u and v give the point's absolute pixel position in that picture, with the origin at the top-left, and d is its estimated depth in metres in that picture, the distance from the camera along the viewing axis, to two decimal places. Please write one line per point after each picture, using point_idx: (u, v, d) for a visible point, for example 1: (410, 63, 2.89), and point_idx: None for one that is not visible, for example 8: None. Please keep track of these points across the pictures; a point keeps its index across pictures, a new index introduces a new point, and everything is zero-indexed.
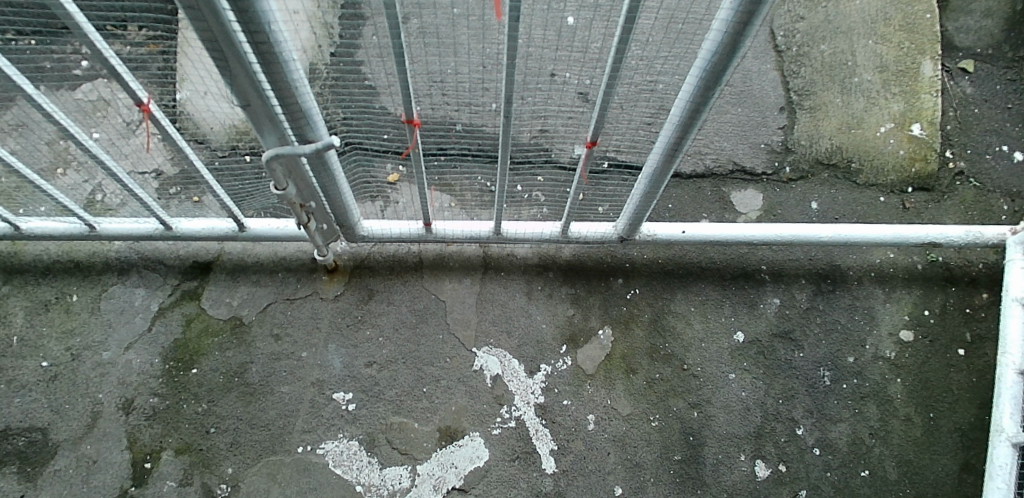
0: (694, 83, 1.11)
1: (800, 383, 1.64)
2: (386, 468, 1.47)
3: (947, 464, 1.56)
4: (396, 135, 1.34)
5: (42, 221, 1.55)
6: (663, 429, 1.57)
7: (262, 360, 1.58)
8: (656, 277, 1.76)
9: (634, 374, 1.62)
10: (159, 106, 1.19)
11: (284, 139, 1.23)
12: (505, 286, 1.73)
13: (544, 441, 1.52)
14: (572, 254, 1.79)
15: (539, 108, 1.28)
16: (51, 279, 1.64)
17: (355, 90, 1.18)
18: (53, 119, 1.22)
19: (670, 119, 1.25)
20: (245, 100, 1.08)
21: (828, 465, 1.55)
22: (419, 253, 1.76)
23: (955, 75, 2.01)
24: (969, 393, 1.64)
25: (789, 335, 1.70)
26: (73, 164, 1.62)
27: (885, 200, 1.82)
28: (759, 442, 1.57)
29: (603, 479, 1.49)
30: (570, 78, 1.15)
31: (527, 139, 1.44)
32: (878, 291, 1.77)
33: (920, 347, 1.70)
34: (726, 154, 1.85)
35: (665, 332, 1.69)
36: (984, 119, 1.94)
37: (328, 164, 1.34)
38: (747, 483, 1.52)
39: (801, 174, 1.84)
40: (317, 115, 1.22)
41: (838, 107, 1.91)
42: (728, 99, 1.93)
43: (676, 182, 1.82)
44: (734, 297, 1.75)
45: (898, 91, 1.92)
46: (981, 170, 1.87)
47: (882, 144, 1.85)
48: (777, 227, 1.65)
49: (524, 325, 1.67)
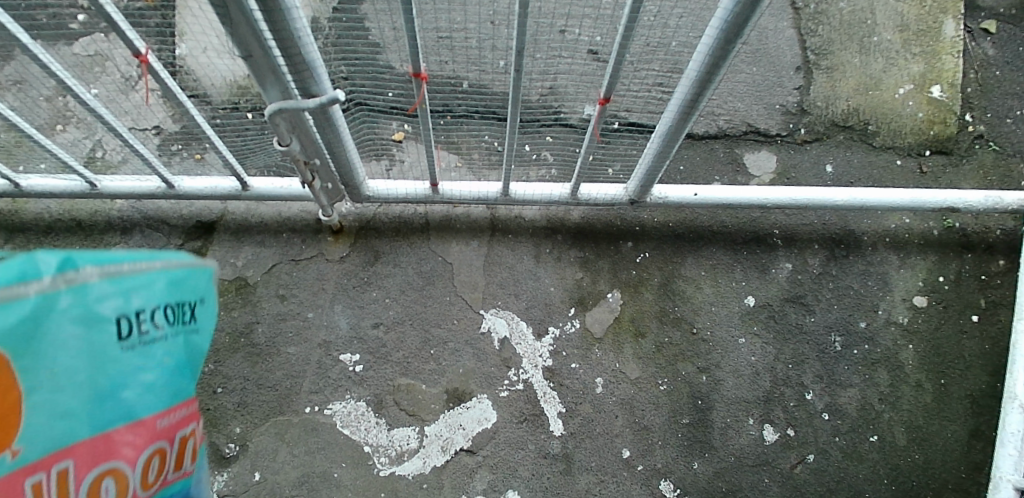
0: (714, 36, 1.06)
1: (811, 349, 1.63)
2: (395, 429, 1.47)
3: (957, 430, 1.56)
4: (402, 93, 1.27)
5: (44, 178, 1.54)
6: (672, 393, 1.56)
7: (269, 320, 1.57)
8: (667, 240, 1.72)
9: (643, 337, 1.61)
10: (158, 59, 1.14)
11: (287, 92, 1.18)
12: (513, 249, 1.70)
13: (552, 404, 1.52)
14: (581, 217, 1.74)
15: (550, 68, 1.22)
16: (54, 237, 1.62)
17: (360, 48, 1.15)
18: (51, 70, 1.21)
19: (685, 75, 1.20)
20: (246, 50, 1.04)
21: (836, 430, 1.55)
22: (426, 215, 1.73)
23: (977, 35, 1.94)
24: (981, 360, 1.63)
25: (800, 300, 1.67)
26: (73, 121, 1.57)
27: (901, 164, 1.78)
28: (768, 407, 1.56)
29: (611, 442, 1.50)
30: (581, 34, 1.11)
31: (535, 98, 1.34)
32: (893, 256, 1.73)
33: (934, 312, 1.67)
34: (740, 115, 1.80)
35: (675, 295, 1.66)
36: (1005, 81, 1.88)
37: (331, 119, 1.31)
38: (754, 446, 1.52)
39: (816, 136, 1.80)
40: (321, 68, 1.17)
41: (856, 68, 1.86)
42: (744, 57, 1.86)
43: (688, 143, 1.78)
44: (746, 261, 1.71)
45: (917, 52, 1.87)
46: (1001, 134, 1.82)
47: (900, 106, 1.82)
48: (789, 190, 1.62)
49: (532, 288, 1.65)
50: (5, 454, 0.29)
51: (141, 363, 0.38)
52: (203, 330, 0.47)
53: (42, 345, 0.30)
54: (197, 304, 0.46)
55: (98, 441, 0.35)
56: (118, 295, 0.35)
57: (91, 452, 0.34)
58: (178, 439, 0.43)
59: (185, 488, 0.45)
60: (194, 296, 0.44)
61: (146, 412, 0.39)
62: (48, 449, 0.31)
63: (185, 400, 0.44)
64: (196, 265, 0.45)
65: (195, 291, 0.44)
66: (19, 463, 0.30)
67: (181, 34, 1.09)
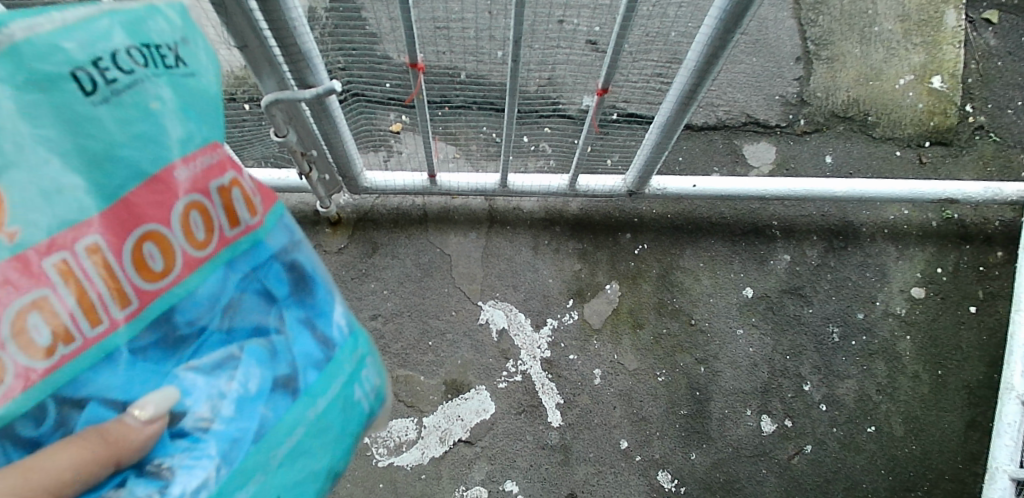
0: (713, 26, 1.05)
1: (809, 340, 1.63)
2: (393, 421, 1.47)
3: (954, 420, 1.56)
4: (399, 84, 1.26)
5: None
6: (670, 384, 1.56)
7: None
8: (665, 231, 1.72)
9: (641, 328, 1.61)
10: None
11: (283, 84, 1.17)
12: (512, 241, 1.69)
13: (550, 395, 1.52)
14: (580, 208, 1.74)
15: (548, 57, 1.22)
16: None
17: (357, 38, 1.15)
18: None
19: (684, 66, 1.18)
20: (242, 41, 1.02)
21: (834, 421, 1.55)
22: (424, 206, 1.72)
23: (979, 26, 1.93)
24: (979, 351, 1.63)
25: (798, 292, 1.67)
26: None
27: (901, 155, 1.77)
28: (766, 398, 1.57)
29: (609, 432, 1.50)
30: (579, 24, 1.13)
31: (532, 89, 1.35)
32: (891, 248, 1.73)
33: (932, 304, 1.67)
34: (739, 105, 1.79)
35: (673, 287, 1.66)
36: (1006, 72, 1.87)
37: (328, 109, 1.30)
38: (751, 437, 1.53)
39: (815, 127, 1.79)
40: (317, 59, 1.16)
41: (857, 58, 1.85)
42: (743, 48, 1.85)
43: (687, 135, 1.77)
44: (745, 253, 1.71)
45: (918, 42, 1.86)
46: (1002, 125, 1.81)
47: (900, 96, 1.81)
48: (788, 181, 1.62)
49: (530, 280, 1.64)
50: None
51: (122, 122, 0.44)
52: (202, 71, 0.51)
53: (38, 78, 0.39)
54: (181, 46, 0.49)
55: (117, 202, 0.44)
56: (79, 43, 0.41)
57: (136, 203, 0.45)
58: (216, 189, 0.51)
59: (261, 242, 0.56)
60: (143, 36, 0.45)
61: (158, 165, 0.46)
62: (64, 224, 0.40)
63: (202, 142, 0.50)
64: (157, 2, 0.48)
65: (160, 31, 0.47)
66: (19, 243, 0.37)
67: None
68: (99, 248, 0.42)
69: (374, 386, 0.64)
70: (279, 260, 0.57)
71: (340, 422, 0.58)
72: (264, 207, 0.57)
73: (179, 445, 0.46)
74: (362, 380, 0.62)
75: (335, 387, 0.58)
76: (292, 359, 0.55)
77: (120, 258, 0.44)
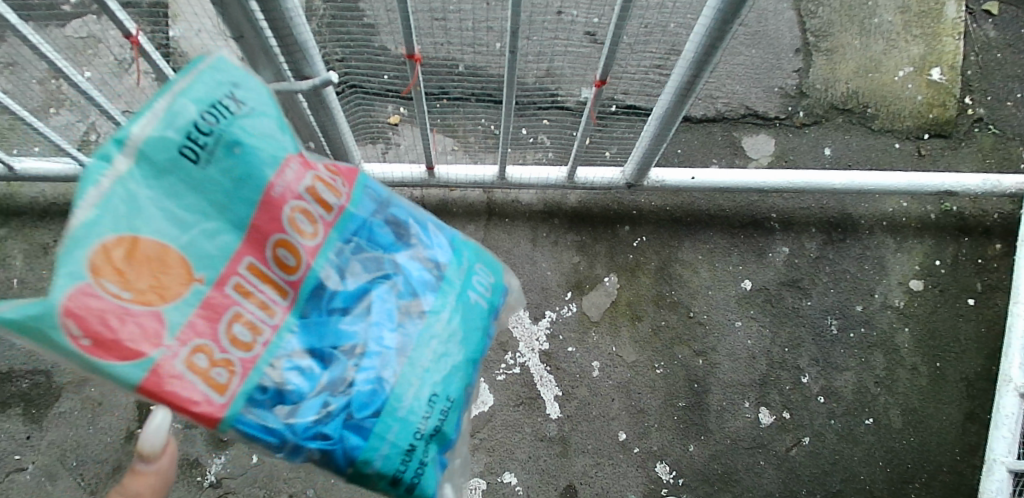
0: (711, 17, 1.03)
1: (807, 332, 1.63)
2: None
3: (952, 412, 1.57)
4: (397, 76, 1.26)
5: (38, 161, 1.52)
6: (668, 376, 1.56)
7: None
8: (664, 223, 1.72)
9: (640, 321, 1.61)
10: (148, 39, 1.11)
11: (279, 75, 1.15)
12: (510, 233, 1.69)
13: (549, 388, 1.52)
14: (578, 200, 1.73)
15: (547, 52, 1.23)
16: (50, 221, 1.61)
17: (354, 29, 1.14)
18: (40, 52, 1.16)
19: (683, 56, 1.17)
20: (238, 31, 1.01)
21: (832, 413, 1.56)
22: (422, 199, 1.72)
23: (979, 17, 1.92)
24: (977, 343, 1.63)
25: (797, 284, 1.67)
26: (66, 104, 1.55)
27: (900, 147, 1.77)
28: (764, 390, 1.57)
29: (607, 424, 1.50)
30: (577, 15, 1.13)
31: (531, 80, 1.34)
32: (890, 240, 1.73)
33: (930, 296, 1.67)
34: (739, 98, 1.79)
35: (672, 279, 1.66)
36: (1006, 64, 1.87)
37: (325, 101, 1.28)
38: (749, 429, 1.53)
39: (814, 119, 1.78)
40: (313, 49, 1.15)
41: (856, 50, 1.84)
42: (743, 40, 1.84)
43: (686, 127, 1.77)
44: (744, 245, 1.71)
45: (917, 34, 1.86)
46: (1001, 117, 1.81)
47: (899, 88, 1.80)
48: (787, 173, 1.61)
49: (529, 272, 1.64)
50: (192, 286, 0.43)
51: (228, 172, 0.45)
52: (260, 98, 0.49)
53: (165, 171, 0.42)
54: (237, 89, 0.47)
55: (249, 232, 0.47)
56: (169, 130, 0.42)
57: (265, 218, 0.48)
58: (307, 188, 0.51)
59: (355, 213, 0.57)
60: (212, 98, 0.45)
61: (267, 188, 0.48)
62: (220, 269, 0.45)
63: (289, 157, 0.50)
64: (207, 59, 0.47)
65: (210, 79, 0.46)
66: (201, 288, 0.43)
67: (174, 16, 1.12)
68: (250, 268, 0.47)
69: (489, 284, 0.67)
70: (375, 219, 0.59)
71: (471, 327, 0.61)
72: (348, 185, 0.57)
73: (351, 368, 0.50)
74: (474, 277, 0.64)
75: (454, 297, 0.60)
76: (417, 290, 0.57)
77: (259, 266, 0.47)
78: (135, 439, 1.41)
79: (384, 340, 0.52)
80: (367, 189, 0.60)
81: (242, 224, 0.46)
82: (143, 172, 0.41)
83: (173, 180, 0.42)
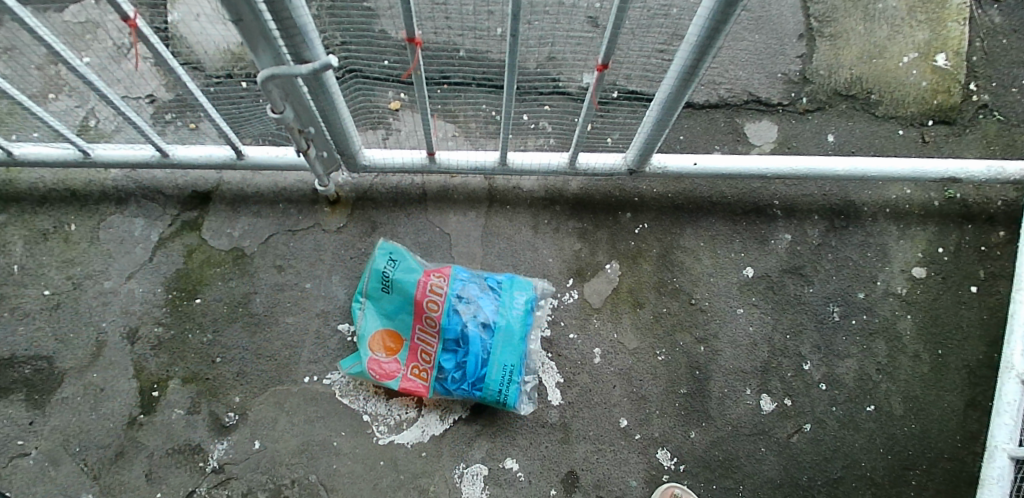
0: (710, 7, 1.02)
1: (809, 318, 1.63)
2: (393, 399, 1.47)
3: (953, 400, 1.57)
4: (397, 62, 1.23)
5: (36, 147, 1.51)
6: (670, 363, 1.56)
7: (266, 290, 1.56)
8: (666, 210, 1.71)
9: (641, 308, 1.60)
10: (150, 26, 1.10)
11: (279, 59, 1.15)
12: (512, 220, 1.69)
13: (550, 374, 1.52)
14: (580, 187, 1.73)
15: (547, 33, 1.20)
16: (48, 208, 1.60)
17: (354, 14, 1.14)
18: (38, 36, 1.14)
19: (686, 40, 1.15)
20: (237, 15, 0.99)
21: (833, 400, 1.56)
22: (423, 185, 1.72)
23: (985, 3, 1.90)
24: (979, 331, 1.63)
25: (799, 271, 1.67)
26: (64, 89, 1.55)
27: (904, 133, 1.76)
28: (765, 377, 1.57)
29: (609, 411, 1.50)
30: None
31: (532, 65, 1.34)
32: (893, 227, 1.72)
33: (933, 283, 1.67)
34: (741, 84, 1.78)
35: (674, 266, 1.66)
36: (1012, 50, 1.85)
37: (325, 85, 1.27)
38: (751, 415, 1.53)
39: (818, 105, 1.77)
40: (313, 34, 1.14)
41: (860, 35, 1.83)
42: (746, 25, 1.83)
43: (688, 113, 1.76)
44: (746, 232, 1.70)
45: (922, 20, 1.84)
46: (1006, 104, 1.80)
47: (904, 74, 1.79)
48: (790, 160, 1.61)
49: (530, 259, 1.64)
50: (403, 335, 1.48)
51: (398, 292, 1.48)
52: (401, 257, 1.52)
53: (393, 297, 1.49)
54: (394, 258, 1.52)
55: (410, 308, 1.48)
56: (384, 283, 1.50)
57: (417, 306, 1.47)
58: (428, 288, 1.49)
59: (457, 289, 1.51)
60: (387, 256, 1.52)
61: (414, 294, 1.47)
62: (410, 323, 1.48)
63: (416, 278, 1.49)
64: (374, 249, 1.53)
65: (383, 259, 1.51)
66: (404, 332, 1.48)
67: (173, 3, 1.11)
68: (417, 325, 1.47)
69: (523, 298, 1.53)
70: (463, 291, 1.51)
71: (517, 326, 1.49)
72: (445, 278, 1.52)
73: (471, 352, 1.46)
74: (514, 300, 1.52)
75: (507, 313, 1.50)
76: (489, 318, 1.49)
77: (424, 324, 1.47)
78: (137, 425, 1.41)
79: (478, 342, 1.45)
80: (455, 277, 1.52)
81: (411, 312, 1.47)
82: (379, 300, 1.50)
83: (390, 300, 1.50)
